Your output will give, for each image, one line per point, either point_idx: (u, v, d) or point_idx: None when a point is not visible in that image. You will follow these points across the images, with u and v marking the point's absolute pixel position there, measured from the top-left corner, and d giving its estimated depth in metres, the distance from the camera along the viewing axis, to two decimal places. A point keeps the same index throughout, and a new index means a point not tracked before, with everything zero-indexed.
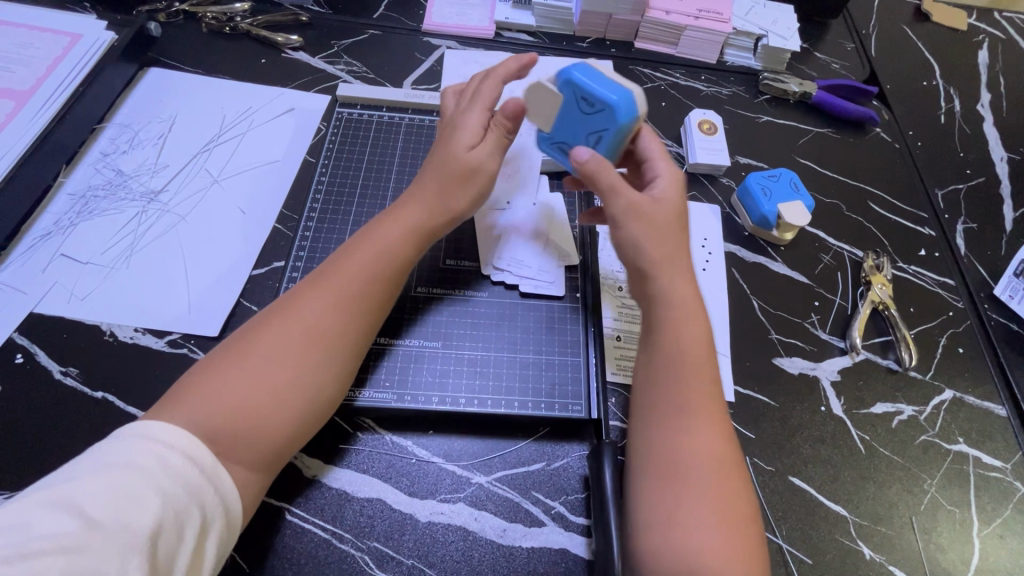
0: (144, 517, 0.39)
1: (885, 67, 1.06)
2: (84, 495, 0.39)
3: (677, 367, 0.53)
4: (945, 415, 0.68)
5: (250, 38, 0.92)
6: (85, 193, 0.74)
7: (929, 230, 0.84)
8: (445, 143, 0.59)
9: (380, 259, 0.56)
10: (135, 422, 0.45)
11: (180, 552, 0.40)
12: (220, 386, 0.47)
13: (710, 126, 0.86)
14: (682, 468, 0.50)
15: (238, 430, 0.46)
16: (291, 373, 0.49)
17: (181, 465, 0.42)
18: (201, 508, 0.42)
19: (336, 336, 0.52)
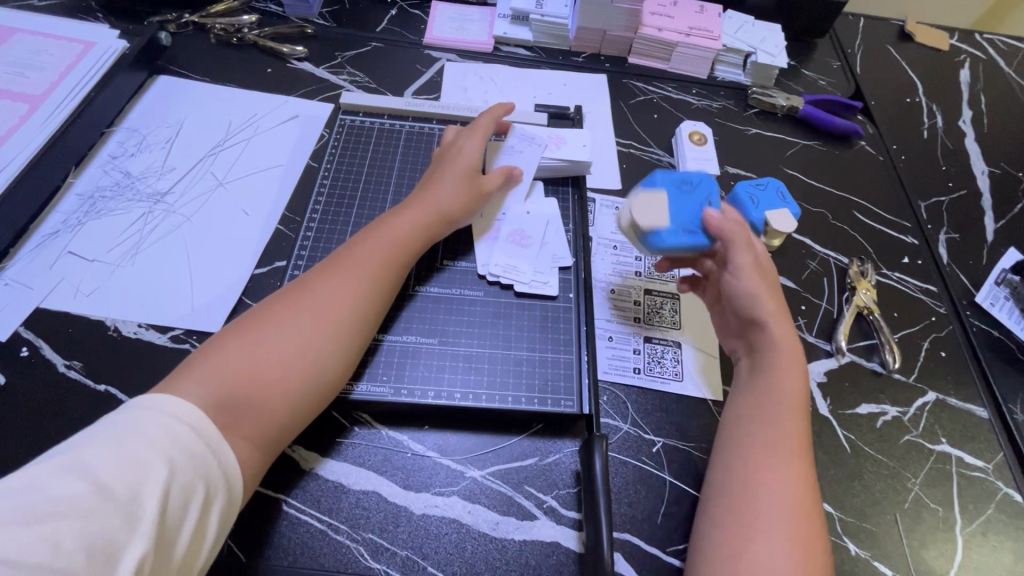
0: (154, 485, 0.41)
1: (870, 84, 1.09)
2: (97, 463, 0.40)
3: (778, 401, 0.58)
4: (928, 416, 0.70)
5: (256, 48, 0.95)
6: (93, 194, 0.76)
7: (911, 239, 0.87)
8: (450, 158, 0.71)
9: (384, 252, 0.63)
10: (142, 396, 0.46)
11: (185, 522, 0.42)
12: (230, 358, 0.51)
13: (700, 138, 0.90)
14: (773, 483, 0.52)
15: (244, 399, 0.50)
16: (297, 347, 0.54)
17: (190, 439, 0.44)
18: (206, 482, 0.44)
19: (341, 315, 0.57)
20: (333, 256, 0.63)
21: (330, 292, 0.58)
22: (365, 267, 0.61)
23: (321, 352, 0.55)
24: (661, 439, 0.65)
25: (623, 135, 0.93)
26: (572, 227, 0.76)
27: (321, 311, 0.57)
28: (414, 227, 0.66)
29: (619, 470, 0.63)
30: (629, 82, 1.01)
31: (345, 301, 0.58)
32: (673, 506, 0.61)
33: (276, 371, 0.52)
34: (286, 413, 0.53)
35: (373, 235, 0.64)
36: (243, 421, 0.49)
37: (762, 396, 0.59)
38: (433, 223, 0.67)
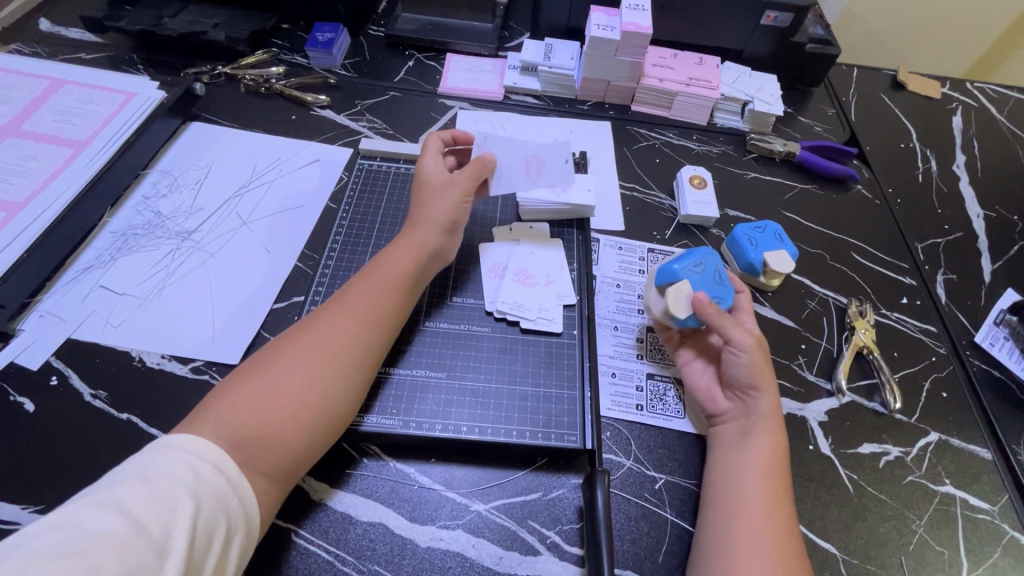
0: (184, 519, 0.44)
1: (865, 130, 1.14)
2: (129, 500, 0.43)
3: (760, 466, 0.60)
4: (931, 456, 0.71)
5: (283, 97, 1.02)
6: (126, 231, 0.81)
7: (909, 279, 0.89)
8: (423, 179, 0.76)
9: (388, 288, 0.66)
10: (165, 437, 0.50)
11: (209, 555, 0.45)
12: (245, 399, 0.55)
13: (701, 181, 0.93)
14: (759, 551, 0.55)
15: (260, 438, 0.53)
16: (307, 383, 0.57)
17: (212, 475, 0.48)
18: (227, 516, 0.47)
19: (348, 350, 0.61)
20: (338, 293, 0.67)
21: (335, 328, 0.62)
22: (369, 302, 0.64)
23: (330, 385, 0.59)
24: (663, 476, 0.66)
25: (626, 178, 0.98)
26: (576, 266, 0.79)
27: (329, 346, 0.60)
28: (414, 260, 0.70)
29: (622, 507, 0.63)
30: (632, 129, 1.07)
31: (349, 335, 0.62)
32: (675, 544, 0.62)
33: (289, 407, 0.56)
34: (303, 445, 0.56)
35: (375, 270, 0.68)
36: (259, 456, 0.52)
37: (743, 459, 0.61)
38: (430, 248, 0.71)
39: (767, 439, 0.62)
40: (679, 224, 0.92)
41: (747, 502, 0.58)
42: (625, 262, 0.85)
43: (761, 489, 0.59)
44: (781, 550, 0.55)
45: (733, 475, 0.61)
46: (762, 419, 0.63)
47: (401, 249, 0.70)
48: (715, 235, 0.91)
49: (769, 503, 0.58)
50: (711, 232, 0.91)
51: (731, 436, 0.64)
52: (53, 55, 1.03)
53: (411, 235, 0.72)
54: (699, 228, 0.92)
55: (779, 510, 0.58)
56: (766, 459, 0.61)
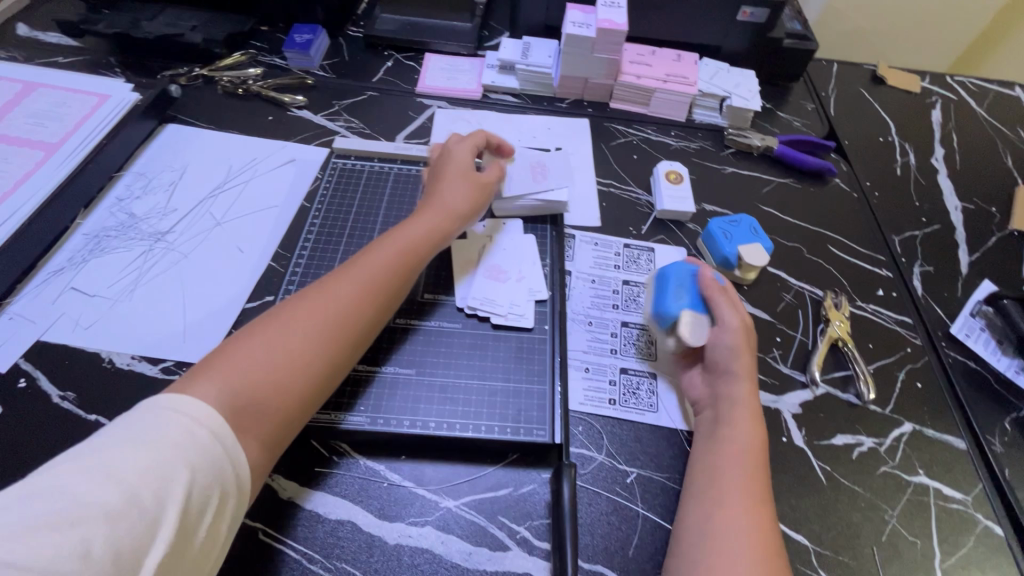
0: (177, 490, 0.43)
1: (844, 125, 1.14)
2: (121, 466, 0.42)
3: (736, 456, 0.60)
4: (905, 447, 0.70)
5: (260, 98, 1.02)
6: (98, 233, 0.80)
7: (886, 271, 0.89)
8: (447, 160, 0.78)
9: (399, 262, 0.67)
10: (161, 396, 0.49)
11: (201, 523, 0.45)
12: (253, 360, 0.55)
13: (677, 176, 0.93)
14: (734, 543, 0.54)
15: (262, 402, 0.53)
16: (313, 351, 0.58)
17: (209, 442, 0.47)
18: (222, 481, 0.47)
19: (355, 323, 0.62)
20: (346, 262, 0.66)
21: (346, 298, 0.62)
22: (379, 277, 0.65)
23: (334, 357, 0.59)
24: (635, 470, 0.66)
25: (604, 175, 0.98)
26: (549, 262, 0.79)
27: (339, 317, 0.60)
28: (424, 238, 0.70)
29: (593, 502, 0.63)
30: (610, 125, 1.07)
31: (361, 312, 0.62)
32: (645, 538, 0.61)
33: (293, 374, 0.56)
34: (296, 413, 0.56)
35: (387, 244, 0.68)
36: (259, 422, 0.53)
37: (719, 450, 0.62)
38: (444, 228, 0.72)
39: (746, 428, 0.62)
40: (655, 220, 0.92)
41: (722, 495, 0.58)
42: (601, 257, 0.85)
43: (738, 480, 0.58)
44: (760, 540, 0.54)
45: (710, 470, 0.61)
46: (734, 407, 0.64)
47: (413, 226, 0.70)
48: (691, 230, 0.91)
49: (746, 493, 0.57)
50: (687, 227, 0.91)
51: (710, 425, 0.65)
52: (30, 59, 1.03)
53: (424, 214, 0.72)
54: (676, 224, 0.92)
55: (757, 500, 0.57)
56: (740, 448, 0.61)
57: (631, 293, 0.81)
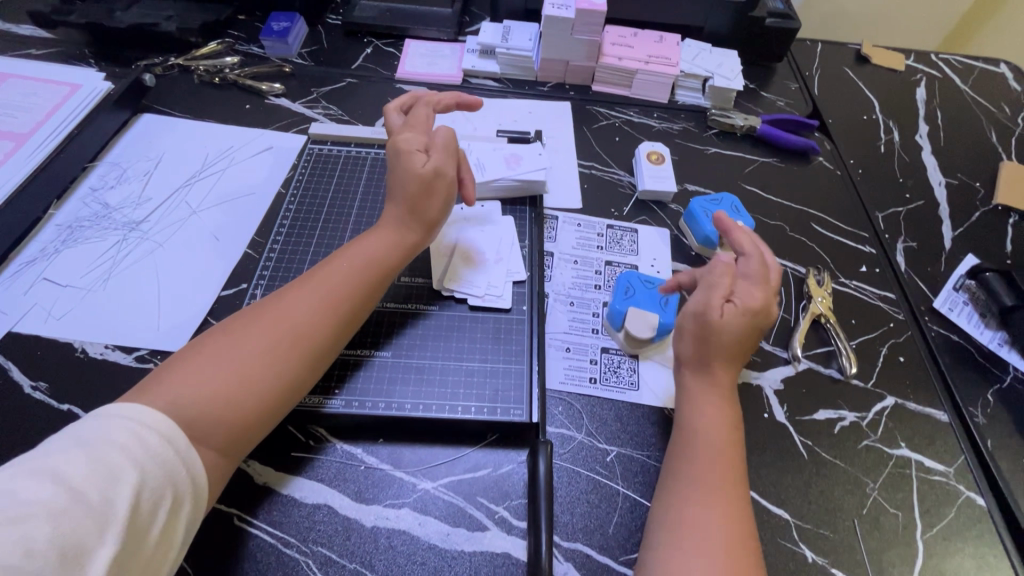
0: (125, 490, 0.43)
1: (828, 104, 1.13)
2: (68, 468, 0.42)
3: (706, 441, 0.59)
4: (887, 421, 0.70)
5: (237, 87, 1.01)
6: (71, 224, 0.79)
7: (869, 248, 0.89)
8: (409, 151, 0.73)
9: (361, 266, 0.65)
10: (109, 405, 0.48)
11: (154, 523, 0.44)
12: (201, 374, 0.53)
13: (658, 157, 0.92)
14: (701, 530, 0.53)
15: (214, 414, 0.52)
16: (266, 366, 0.56)
17: (160, 444, 0.47)
18: (175, 484, 0.46)
19: (313, 331, 0.60)
20: (306, 275, 0.65)
21: (302, 313, 0.60)
22: (339, 288, 0.63)
23: (291, 372, 0.57)
24: (615, 448, 0.65)
25: (585, 157, 0.97)
26: (528, 243, 0.78)
27: (295, 331, 0.59)
28: (389, 247, 0.68)
29: (573, 481, 0.63)
30: (593, 108, 1.06)
31: (319, 320, 0.60)
32: (625, 516, 0.61)
33: (243, 389, 0.54)
34: (254, 425, 0.55)
35: (349, 256, 0.66)
36: (206, 436, 0.51)
37: (688, 438, 0.60)
38: (406, 234, 0.69)
39: (716, 413, 0.61)
40: (637, 200, 0.91)
41: (690, 480, 0.56)
42: (583, 238, 0.85)
43: (710, 467, 0.57)
44: (728, 528, 0.53)
45: (678, 454, 0.59)
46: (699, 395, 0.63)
47: (376, 236, 0.69)
48: (673, 210, 0.90)
49: (717, 480, 0.56)
50: (670, 207, 0.90)
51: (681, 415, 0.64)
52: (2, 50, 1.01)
53: (389, 223, 0.70)
54: (658, 204, 0.91)
55: (728, 486, 0.56)
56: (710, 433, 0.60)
57: (613, 273, 0.81)
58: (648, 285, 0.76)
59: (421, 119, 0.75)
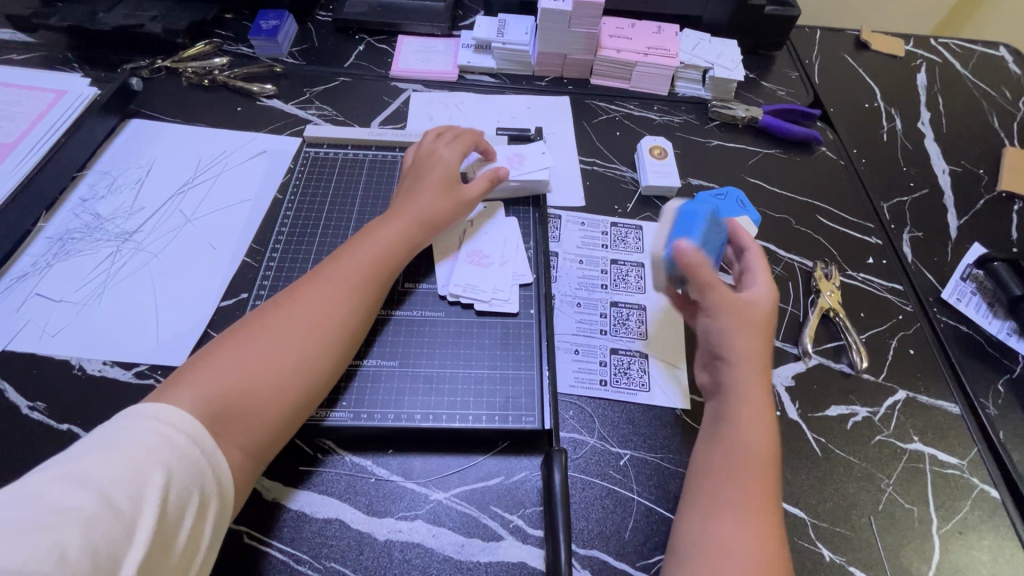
0: (153, 492, 0.42)
1: (829, 92, 1.12)
2: (96, 472, 0.41)
3: (741, 456, 0.56)
4: (899, 414, 0.70)
5: (227, 88, 0.98)
6: (62, 236, 0.77)
7: (875, 239, 0.88)
8: (433, 161, 0.76)
9: (379, 261, 0.65)
10: (134, 406, 0.47)
11: (181, 528, 0.43)
12: (227, 369, 0.53)
13: (661, 151, 0.91)
14: (732, 544, 0.52)
15: (238, 408, 0.51)
16: (289, 356, 0.56)
17: (188, 447, 0.46)
18: (202, 486, 0.45)
19: (335, 324, 0.59)
20: (315, 270, 0.65)
21: (324, 306, 0.60)
22: (353, 279, 0.63)
23: (313, 362, 0.57)
24: (628, 452, 0.65)
25: (586, 153, 0.95)
26: (533, 245, 0.77)
27: (313, 322, 0.58)
28: (399, 237, 0.68)
29: (587, 487, 0.62)
30: (592, 102, 1.04)
31: (339, 314, 0.60)
32: (640, 521, 0.60)
33: (268, 381, 0.54)
34: (278, 420, 0.54)
35: (358, 249, 0.66)
36: (234, 429, 0.50)
37: (725, 450, 0.57)
38: (420, 235, 0.70)
39: (751, 415, 0.59)
40: (641, 196, 0.90)
41: (724, 492, 0.55)
42: (587, 237, 0.83)
43: (744, 474, 0.55)
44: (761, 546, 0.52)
45: (717, 464, 0.57)
46: (735, 396, 0.60)
47: (385, 228, 0.68)
48: None
49: (752, 489, 0.54)
50: (673, 202, 0.89)
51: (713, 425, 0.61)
52: None
53: (397, 216, 0.70)
54: (662, 199, 0.90)
55: (761, 496, 0.54)
56: (746, 440, 0.57)
57: (620, 273, 0.80)
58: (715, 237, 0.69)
59: (450, 136, 0.79)
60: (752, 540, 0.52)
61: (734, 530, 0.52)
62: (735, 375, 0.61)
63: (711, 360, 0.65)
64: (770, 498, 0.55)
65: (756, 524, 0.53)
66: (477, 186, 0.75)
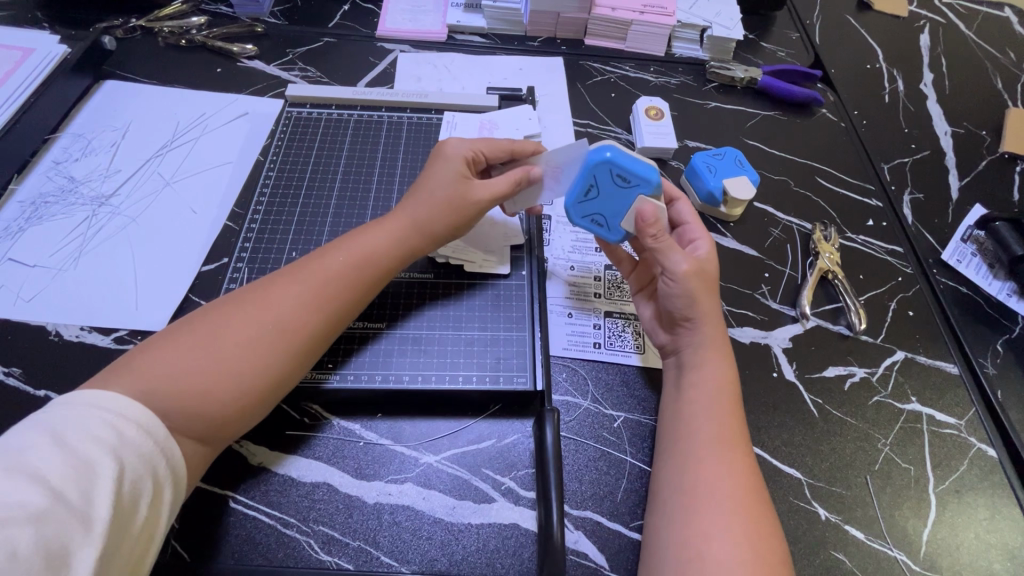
0: (104, 485, 0.41)
1: (830, 53, 1.08)
2: (44, 465, 0.40)
3: (705, 402, 0.57)
4: (897, 374, 0.69)
5: (205, 49, 0.93)
6: (36, 200, 0.74)
7: (875, 201, 0.86)
8: (455, 160, 0.64)
9: (361, 258, 0.59)
10: (74, 392, 0.46)
11: (136, 516, 0.42)
12: (179, 366, 0.49)
13: (657, 112, 0.88)
14: (711, 493, 0.52)
15: (190, 409, 0.48)
16: (252, 360, 0.51)
17: (137, 436, 0.44)
18: (154, 475, 0.44)
19: (305, 329, 0.55)
20: (296, 263, 0.59)
21: (292, 308, 0.54)
22: (329, 282, 0.57)
23: (276, 367, 0.53)
24: (622, 414, 0.63)
25: (580, 116, 0.92)
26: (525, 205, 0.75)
27: (278, 325, 0.53)
28: (389, 243, 0.61)
29: (580, 449, 0.61)
30: (586, 63, 1.00)
31: (310, 317, 0.55)
32: (634, 482, 0.59)
33: (225, 383, 0.50)
34: (235, 422, 0.51)
35: (342, 246, 0.60)
36: (184, 422, 0.48)
37: (694, 403, 0.58)
38: (410, 242, 0.62)
39: (713, 369, 0.59)
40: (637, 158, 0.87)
41: (692, 449, 0.55)
42: None
43: (706, 429, 0.56)
44: (740, 487, 0.52)
45: (686, 417, 0.57)
46: (700, 350, 0.60)
47: (377, 229, 0.62)
48: (674, 167, 0.87)
49: (717, 440, 0.55)
50: (670, 164, 0.87)
51: (676, 377, 0.61)
52: None
53: (394, 220, 0.63)
54: (658, 161, 0.87)
55: (729, 446, 0.55)
56: (706, 395, 0.58)
57: None
58: (622, 185, 0.62)
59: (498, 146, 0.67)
60: (731, 488, 0.52)
61: (717, 481, 0.52)
62: (700, 333, 0.61)
63: (672, 320, 0.63)
64: (735, 436, 0.56)
65: (727, 472, 0.53)
66: (494, 191, 0.64)
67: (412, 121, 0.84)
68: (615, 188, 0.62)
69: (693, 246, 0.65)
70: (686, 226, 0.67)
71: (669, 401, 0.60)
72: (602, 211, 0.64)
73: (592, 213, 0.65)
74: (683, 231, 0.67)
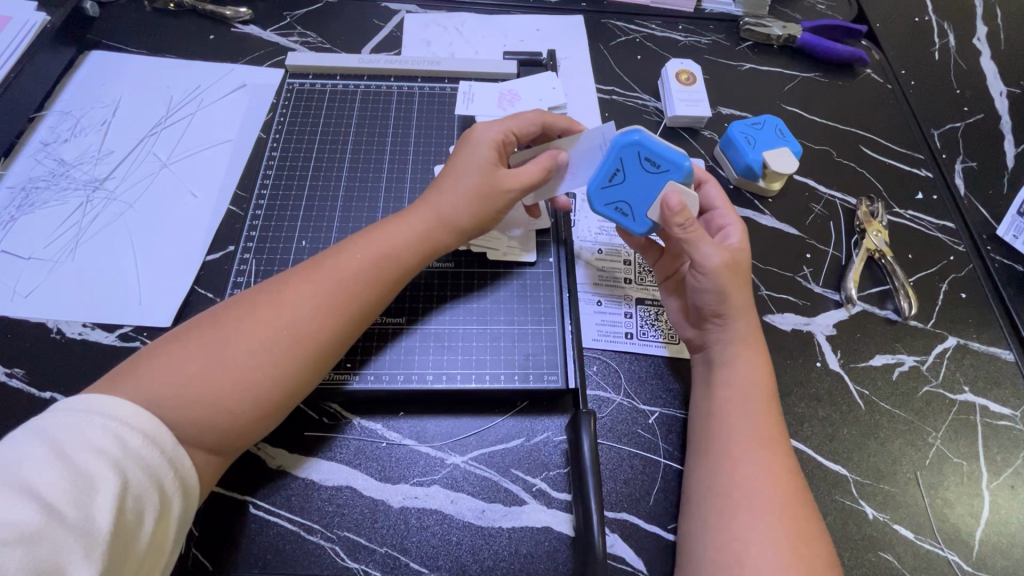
0: (106, 500, 0.38)
1: (874, 4, 0.99)
2: (39, 480, 0.37)
3: (741, 399, 0.53)
4: (948, 363, 0.64)
5: (195, 13, 0.85)
6: (25, 185, 0.70)
7: (925, 171, 0.80)
8: (477, 147, 0.59)
9: (378, 253, 0.55)
10: (77, 396, 0.43)
11: (142, 533, 0.39)
12: (188, 374, 0.45)
13: (689, 76, 0.81)
14: (751, 495, 0.48)
15: (201, 419, 0.45)
16: (266, 367, 0.48)
17: (144, 448, 0.41)
18: (160, 490, 0.41)
19: (322, 333, 0.50)
20: (310, 260, 0.55)
21: (307, 311, 0.50)
22: (345, 281, 0.53)
23: (291, 373, 0.49)
24: (657, 409, 0.60)
25: (604, 81, 0.85)
26: None
27: (294, 331, 0.49)
28: (411, 241, 0.56)
29: (614, 447, 0.58)
30: (609, 22, 0.92)
31: (326, 320, 0.51)
32: (671, 482, 0.56)
33: (237, 393, 0.46)
34: (248, 431, 0.47)
35: (360, 242, 0.55)
36: (199, 434, 0.45)
37: (731, 401, 0.54)
38: (425, 233, 0.57)
39: (746, 364, 0.55)
40: (667, 128, 0.81)
41: (727, 448, 0.51)
42: None
43: (740, 425, 0.52)
44: (779, 486, 0.49)
45: (719, 416, 0.54)
46: (732, 346, 0.56)
47: (396, 224, 0.57)
48: (707, 137, 0.80)
49: (753, 438, 0.51)
50: (702, 134, 0.80)
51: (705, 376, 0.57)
52: None
53: (410, 215, 0.58)
54: (690, 131, 0.81)
55: (766, 445, 0.51)
56: (743, 391, 0.54)
57: None
58: (651, 169, 0.57)
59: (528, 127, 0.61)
60: (769, 489, 0.49)
61: (755, 482, 0.49)
62: (728, 327, 0.56)
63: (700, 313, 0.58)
64: (775, 435, 0.52)
65: (767, 473, 0.50)
66: (525, 176, 0.58)
67: (424, 92, 0.78)
68: (643, 172, 0.57)
69: (724, 233, 0.60)
70: (716, 211, 0.62)
71: (700, 402, 0.56)
72: (626, 198, 0.58)
73: (611, 199, 0.59)
74: (713, 217, 0.62)
